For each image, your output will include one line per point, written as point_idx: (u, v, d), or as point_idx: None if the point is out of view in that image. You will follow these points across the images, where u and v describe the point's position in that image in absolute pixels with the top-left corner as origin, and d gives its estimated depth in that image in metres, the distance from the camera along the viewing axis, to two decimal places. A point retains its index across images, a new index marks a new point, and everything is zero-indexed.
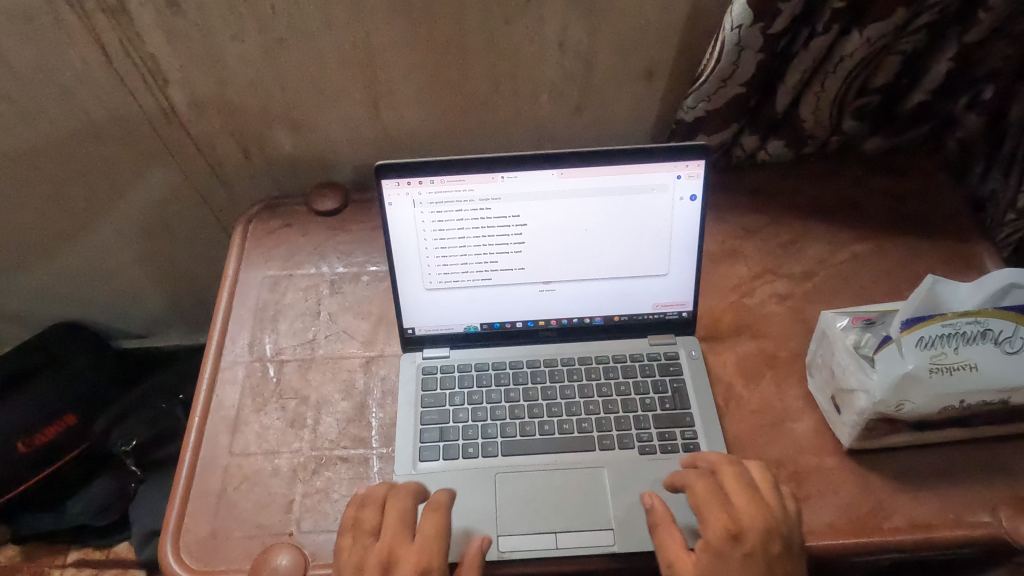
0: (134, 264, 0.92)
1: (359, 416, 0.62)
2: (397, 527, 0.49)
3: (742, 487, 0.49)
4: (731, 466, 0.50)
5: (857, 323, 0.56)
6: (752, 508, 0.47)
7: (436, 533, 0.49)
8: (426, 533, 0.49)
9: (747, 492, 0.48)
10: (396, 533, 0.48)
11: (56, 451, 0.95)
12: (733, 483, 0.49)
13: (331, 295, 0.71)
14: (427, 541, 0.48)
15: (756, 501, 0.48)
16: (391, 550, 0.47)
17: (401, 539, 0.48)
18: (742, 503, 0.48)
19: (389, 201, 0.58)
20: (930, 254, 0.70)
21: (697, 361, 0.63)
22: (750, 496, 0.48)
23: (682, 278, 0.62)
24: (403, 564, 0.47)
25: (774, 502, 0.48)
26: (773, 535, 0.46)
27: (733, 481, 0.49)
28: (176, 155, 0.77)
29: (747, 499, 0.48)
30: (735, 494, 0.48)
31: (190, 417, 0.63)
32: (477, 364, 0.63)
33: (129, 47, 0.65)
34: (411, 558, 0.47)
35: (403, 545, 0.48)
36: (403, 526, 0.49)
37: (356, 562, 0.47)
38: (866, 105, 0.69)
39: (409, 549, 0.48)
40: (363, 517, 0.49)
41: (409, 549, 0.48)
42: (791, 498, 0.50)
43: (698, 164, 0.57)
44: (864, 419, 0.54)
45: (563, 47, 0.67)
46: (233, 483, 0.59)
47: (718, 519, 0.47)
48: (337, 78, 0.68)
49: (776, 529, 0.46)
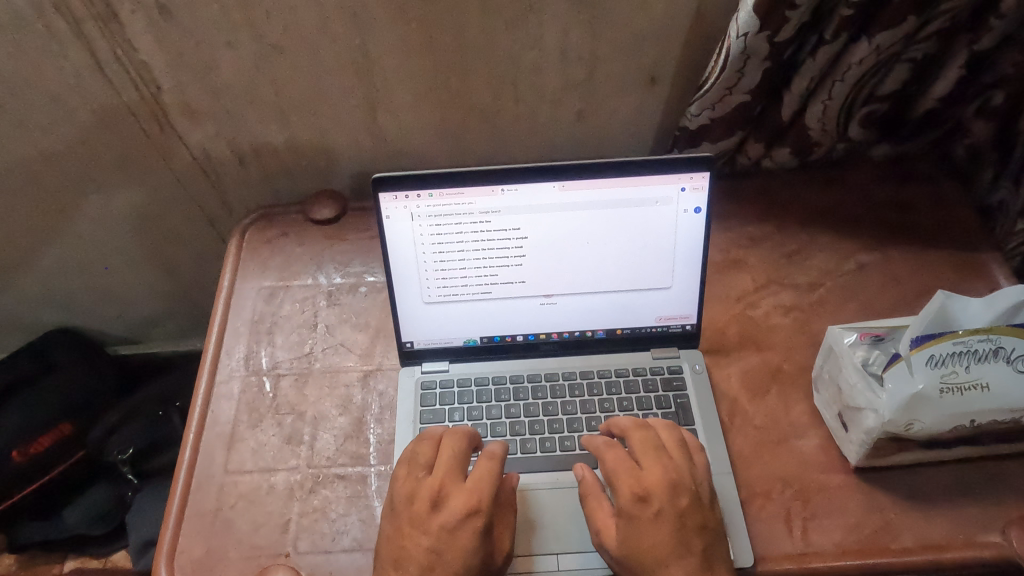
0: (129, 272, 0.91)
1: (357, 432, 0.61)
2: (450, 466, 0.52)
3: (647, 451, 0.51)
4: (637, 432, 0.53)
5: (866, 339, 0.55)
6: (654, 470, 0.50)
7: (486, 477, 0.51)
8: (477, 476, 0.51)
9: (650, 454, 0.51)
10: (448, 472, 0.51)
11: (51, 460, 0.94)
12: (639, 448, 0.52)
13: (328, 307, 0.70)
14: (476, 483, 0.51)
15: (658, 462, 0.50)
16: (441, 486, 0.50)
17: (452, 478, 0.51)
18: (648, 466, 0.51)
19: (386, 214, 0.57)
20: (938, 263, 0.68)
21: (701, 376, 0.62)
22: (654, 459, 0.51)
23: (686, 290, 0.61)
24: (451, 501, 0.50)
25: (679, 462, 0.51)
26: (678, 492, 0.49)
27: (640, 446, 0.52)
28: (170, 163, 0.75)
29: (652, 461, 0.51)
30: (643, 459, 0.51)
31: (185, 433, 0.61)
32: (477, 379, 0.62)
33: (121, 55, 0.64)
34: (459, 497, 0.50)
35: (453, 484, 0.51)
36: (456, 465, 0.52)
37: (407, 493, 0.51)
38: (874, 113, 0.68)
39: (459, 488, 0.51)
40: (420, 452, 0.53)
41: (459, 489, 0.51)
42: (699, 458, 0.53)
43: (702, 176, 0.56)
44: (872, 438, 0.53)
45: (565, 54, 0.65)
46: (229, 502, 0.58)
47: (626, 484, 0.50)
48: (334, 85, 0.67)
49: (681, 486, 0.49)
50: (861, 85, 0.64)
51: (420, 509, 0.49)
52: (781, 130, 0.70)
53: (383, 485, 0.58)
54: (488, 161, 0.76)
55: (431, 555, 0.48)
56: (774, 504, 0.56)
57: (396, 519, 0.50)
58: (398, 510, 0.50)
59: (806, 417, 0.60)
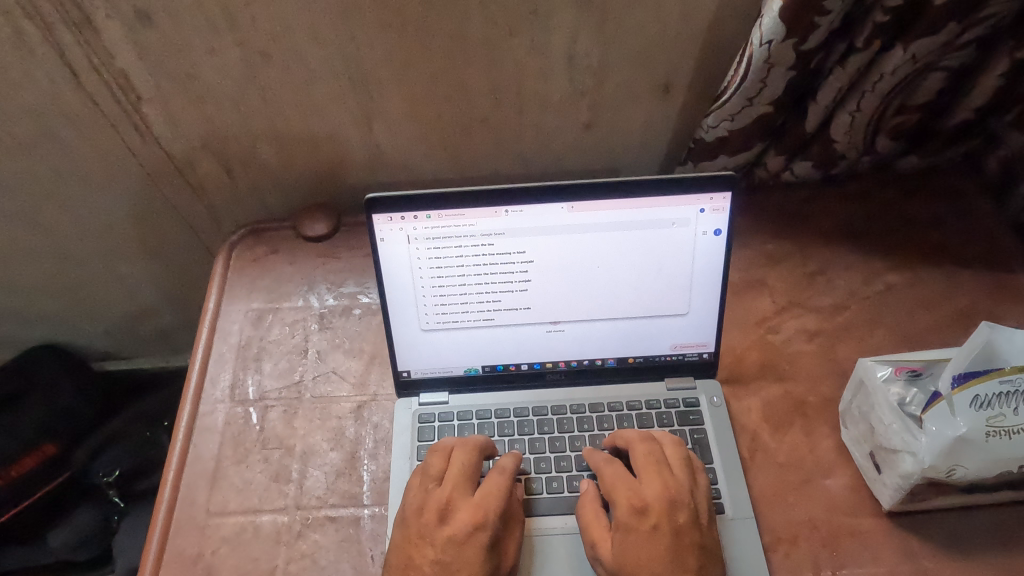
0: (113, 286, 0.87)
1: (349, 469, 0.57)
2: (460, 479, 0.49)
3: (649, 464, 0.49)
4: (640, 444, 0.51)
5: (901, 374, 0.51)
6: (654, 484, 0.47)
7: (496, 492, 0.48)
8: (486, 490, 0.48)
9: (650, 467, 0.49)
10: (457, 484, 0.49)
11: (35, 482, 0.89)
12: (640, 462, 0.49)
13: (320, 331, 0.66)
14: (485, 498, 0.48)
15: (658, 476, 0.48)
16: (450, 498, 0.48)
17: (461, 491, 0.49)
18: (647, 480, 0.48)
19: (380, 236, 0.52)
20: (971, 285, 0.64)
21: (719, 409, 0.57)
22: (654, 473, 0.48)
23: (704, 317, 0.57)
24: (459, 514, 0.47)
25: (680, 478, 0.48)
26: (677, 507, 0.46)
27: (641, 460, 0.49)
28: (153, 176, 0.71)
29: (652, 475, 0.48)
30: (643, 473, 0.49)
31: (164, 470, 0.57)
32: (478, 412, 0.57)
33: (97, 63, 0.60)
34: (467, 510, 0.47)
35: (462, 496, 0.48)
36: (467, 477, 0.49)
37: (416, 504, 0.48)
38: (904, 123, 0.64)
39: (467, 501, 0.48)
40: (431, 464, 0.50)
41: (467, 502, 0.48)
42: (702, 475, 0.50)
43: (723, 198, 0.52)
44: (909, 484, 0.48)
45: (573, 61, 0.61)
46: (211, 547, 0.53)
47: (624, 497, 0.47)
48: (326, 95, 0.63)
49: (680, 502, 0.47)
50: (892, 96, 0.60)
51: (429, 521, 0.47)
52: (803, 142, 0.66)
53: (377, 529, 0.53)
54: (490, 176, 0.71)
55: (437, 567, 0.45)
56: (800, 552, 0.51)
57: (404, 529, 0.47)
58: (407, 520, 0.48)
59: (833, 454, 0.56)
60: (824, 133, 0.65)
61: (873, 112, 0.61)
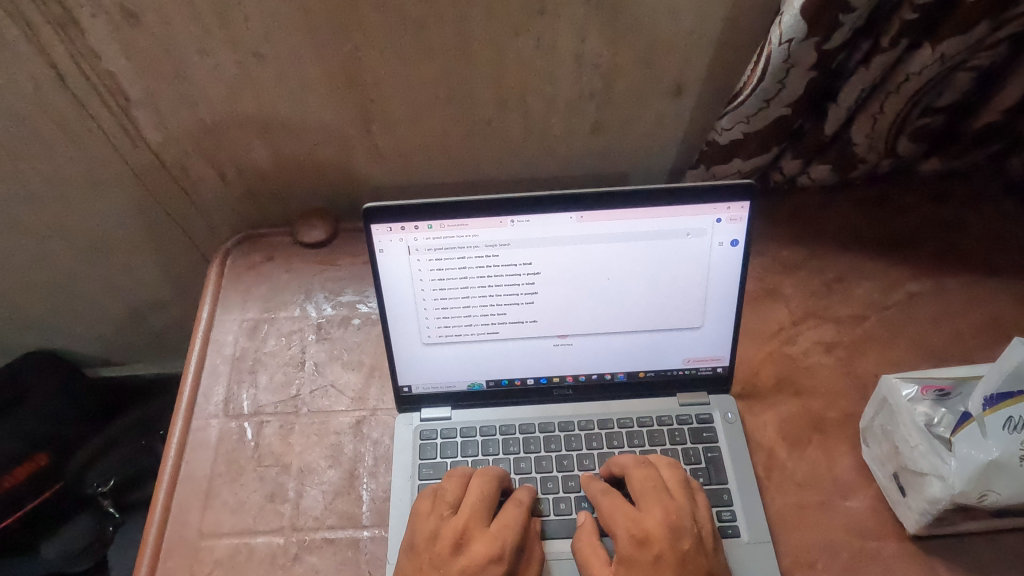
0: (105, 291, 0.84)
1: (348, 488, 0.54)
2: (476, 507, 0.47)
3: (647, 491, 0.47)
4: (636, 470, 0.48)
5: (929, 394, 0.48)
6: (653, 511, 0.45)
7: (513, 525, 0.47)
8: (503, 522, 0.47)
9: (648, 493, 0.46)
10: (475, 512, 0.47)
11: (27, 493, 0.87)
12: (638, 488, 0.47)
13: (318, 342, 0.64)
14: (502, 530, 0.46)
15: (658, 503, 0.45)
16: (465, 527, 0.46)
17: (477, 520, 0.46)
18: (647, 507, 0.46)
19: (379, 247, 0.50)
20: (998, 293, 0.61)
21: (734, 426, 0.55)
22: (653, 499, 0.46)
23: (718, 330, 0.54)
24: (475, 545, 0.45)
25: (681, 501, 0.46)
26: (680, 533, 0.44)
27: (639, 486, 0.47)
28: (144, 180, 0.68)
29: (651, 502, 0.46)
30: (642, 500, 0.46)
31: (155, 488, 0.54)
32: (482, 428, 0.55)
33: (84, 65, 0.57)
34: (483, 541, 0.45)
35: (478, 527, 0.46)
36: (483, 507, 0.47)
37: (429, 532, 0.46)
38: (927, 126, 0.62)
39: (483, 532, 0.46)
40: (445, 488, 0.48)
41: (483, 532, 0.46)
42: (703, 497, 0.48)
43: (741, 207, 0.49)
44: (937, 509, 0.45)
45: (580, 61, 0.58)
46: (203, 570, 0.50)
47: (623, 528, 0.45)
48: (323, 96, 0.60)
49: (683, 527, 0.44)
50: (917, 98, 0.58)
51: (442, 550, 0.45)
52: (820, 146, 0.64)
53: (376, 551, 0.50)
54: (495, 181, 0.69)
55: None
56: None
57: (413, 559, 0.45)
58: (417, 550, 0.45)
59: (855, 473, 0.53)
60: (843, 136, 0.63)
61: (897, 113, 0.59)
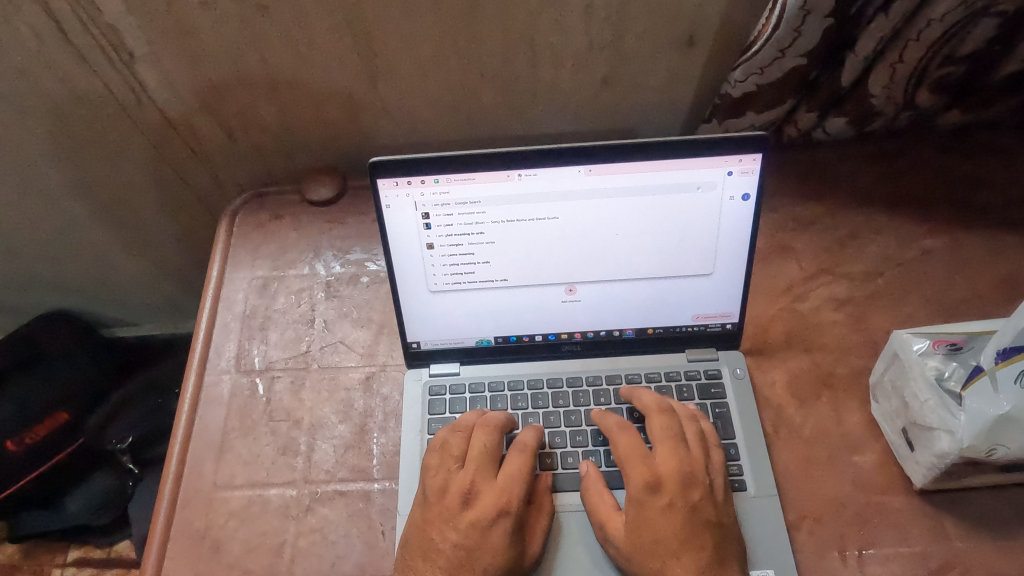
0: (117, 249, 0.85)
1: (358, 442, 0.55)
2: (481, 462, 0.48)
3: (665, 439, 0.47)
4: (658, 416, 0.49)
5: (940, 348, 0.48)
6: (671, 458, 0.46)
7: (519, 475, 0.47)
8: (508, 473, 0.47)
9: (667, 441, 0.47)
10: (480, 466, 0.47)
11: (51, 449, 0.91)
12: (657, 434, 0.48)
13: (327, 300, 0.64)
14: (509, 481, 0.47)
15: (676, 451, 0.46)
16: (473, 482, 0.47)
17: (484, 473, 0.47)
18: (664, 454, 0.47)
19: (385, 202, 0.49)
20: (1015, 249, 0.60)
21: (743, 382, 0.55)
22: (669, 448, 0.47)
23: (727, 285, 0.54)
24: (484, 497, 0.46)
25: (696, 451, 0.47)
26: (693, 483, 0.45)
27: (659, 432, 0.48)
28: (149, 138, 0.68)
29: (669, 450, 0.47)
30: (660, 446, 0.47)
31: (170, 443, 0.55)
32: (490, 384, 0.55)
33: (86, 19, 0.56)
34: (491, 494, 0.46)
35: (485, 480, 0.47)
36: (489, 459, 0.48)
37: (438, 484, 0.47)
38: (949, 75, 0.60)
39: (490, 485, 0.47)
40: (451, 441, 0.49)
41: (491, 484, 0.47)
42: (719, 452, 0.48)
43: (753, 159, 0.48)
44: (944, 463, 0.45)
45: (590, 12, 0.57)
46: (219, 521, 0.52)
47: (638, 472, 0.46)
48: (329, 48, 0.59)
49: (697, 478, 0.45)
50: (938, 46, 0.56)
51: (453, 503, 0.46)
52: (837, 97, 0.63)
53: (387, 503, 0.51)
54: (505, 137, 0.68)
55: (461, 552, 0.44)
56: (827, 529, 0.48)
57: (425, 510, 0.47)
58: (428, 501, 0.47)
59: (864, 429, 0.53)
60: (861, 86, 0.61)
61: (918, 61, 0.57)
